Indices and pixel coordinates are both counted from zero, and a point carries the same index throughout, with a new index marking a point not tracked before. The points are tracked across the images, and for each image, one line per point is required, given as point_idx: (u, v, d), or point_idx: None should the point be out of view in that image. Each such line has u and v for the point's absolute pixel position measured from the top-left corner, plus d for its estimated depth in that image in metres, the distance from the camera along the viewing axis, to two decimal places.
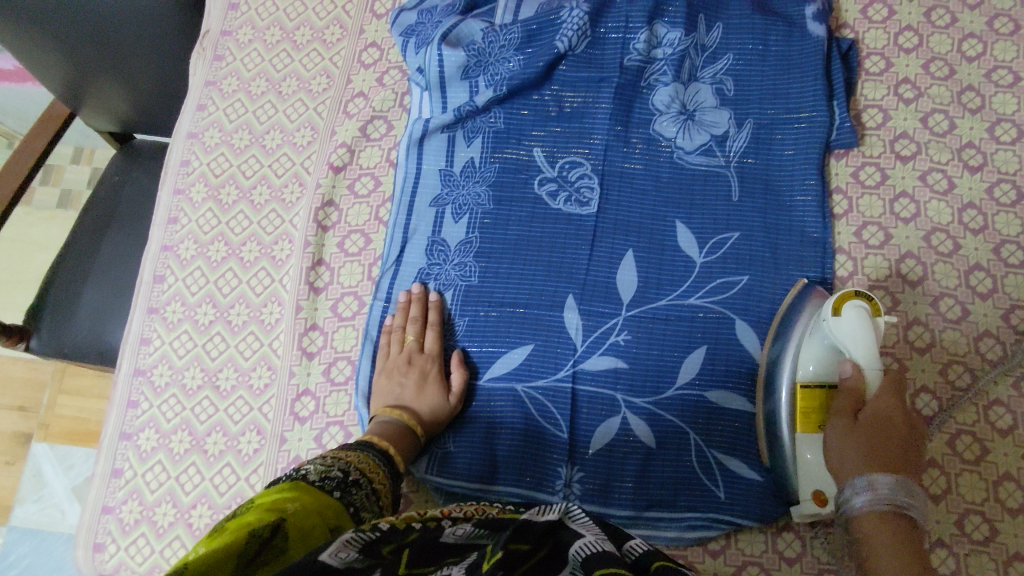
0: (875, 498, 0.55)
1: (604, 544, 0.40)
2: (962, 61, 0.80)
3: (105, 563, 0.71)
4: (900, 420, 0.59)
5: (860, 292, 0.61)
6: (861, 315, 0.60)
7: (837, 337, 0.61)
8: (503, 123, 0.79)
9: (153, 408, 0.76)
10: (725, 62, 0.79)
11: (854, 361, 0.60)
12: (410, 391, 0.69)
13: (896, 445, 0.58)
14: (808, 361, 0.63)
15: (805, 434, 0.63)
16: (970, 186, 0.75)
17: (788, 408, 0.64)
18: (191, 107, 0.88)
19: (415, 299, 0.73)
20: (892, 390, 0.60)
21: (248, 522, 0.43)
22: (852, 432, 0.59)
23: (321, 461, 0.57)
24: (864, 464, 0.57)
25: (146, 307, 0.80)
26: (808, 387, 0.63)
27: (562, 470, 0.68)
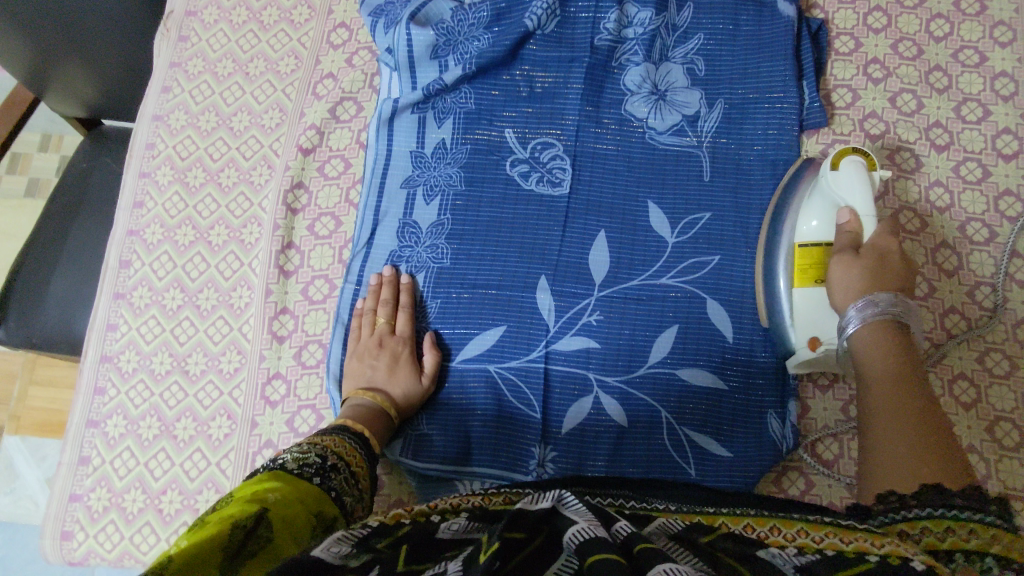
0: (871, 314, 0.56)
1: (597, 529, 0.39)
2: (930, 42, 0.80)
3: (74, 551, 0.70)
4: (897, 246, 0.61)
5: (856, 150, 0.67)
6: (857, 168, 0.65)
7: (839, 190, 0.65)
8: (474, 104, 0.78)
9: (121, 394, 0.74)
10: (695, 42, 0.79)
11: (852, 210, 0.64)
12: (382, 373, 0.69)
13: (896, 269, 0.59)
14: (811, 218, 0.67)
15: (800, 285, 0.65)
16: (937, 165, 0.76)
17: (788, 263, 0.67)
18: (156, 89, 0.86)
19: (387, 281, 0.73)
20: (892, 232, 0.62)
21: (231, 513, 0.44)
22: (855, 257, 0.61)
23: (297, 448, 0.56)
24: (860, 288, 0.58)
25: (112, 293, 0.78)
26: (807, 244, 0.66)
27: (535, 451, 0.69)
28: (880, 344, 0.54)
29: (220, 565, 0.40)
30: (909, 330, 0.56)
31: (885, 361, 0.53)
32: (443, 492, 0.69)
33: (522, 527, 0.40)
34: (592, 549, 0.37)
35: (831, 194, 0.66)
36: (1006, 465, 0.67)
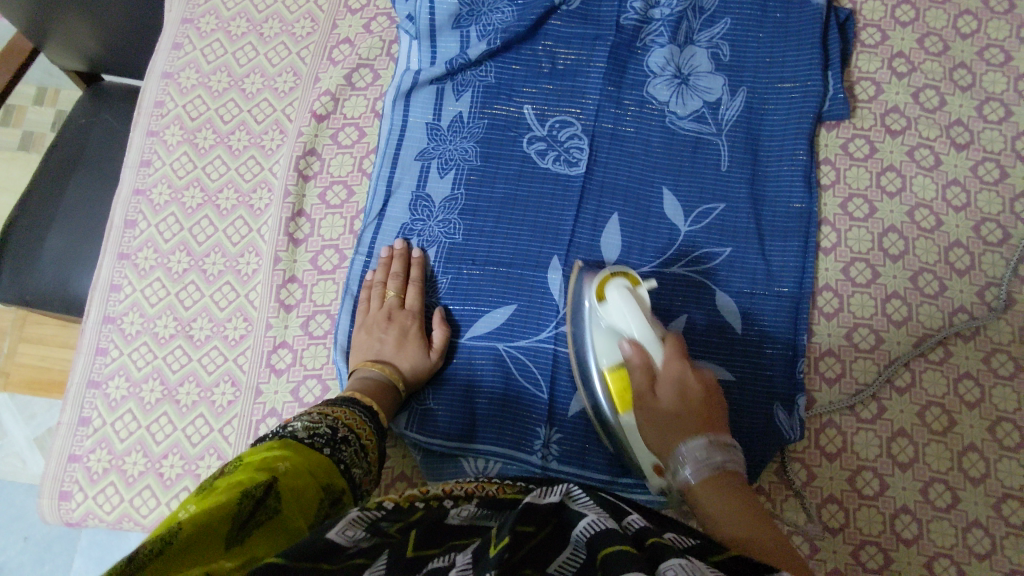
0: (701, 469, 0.54)
1: (608, 521, 0.40)
2: (956, 38, 0.80)
3: (72, 511, 0.69)
4: (695, 384, 0.59)
5: (618, 272, 0.65)
6: (624, 295, 0.62)
7: (612, 317, 0.62)
8: (494, 78, 0.77)
9: (123, 356, 0.73)
10: (722, 27, 0.78)
11: (632, 339, 0.61)
12: (390, 347, 0.68)
13: (699, 405, 0.58)
14: (607, 290, 0.63)
15: (623, 411, 0.62)
16: (955, 164, 0.76)
17: (606, 397, 0.63)
18: (166, 45, 0.84)
19: (398, 254, 0.72)
20: (678, 355, 0.60)
21: (239, 482, 0.43)
22: (656, 402, 0.58)
23: (307, 418, 0.56)
24: (663, 431, 0.57)
25: (116, 252, 0.77)
26: (614, 370, 0.62)
27: (542, 431, 0.68)
28: (711, 491, 0.53)
29: (228, 533, 0.39)
30: (735, 466, 0.55)
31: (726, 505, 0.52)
32: (447, 468, 0.69)
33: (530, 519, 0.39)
34: (606, 542, 0.37)
35: (608, 323, 0.63)
36: (1005, 464, 0.68)
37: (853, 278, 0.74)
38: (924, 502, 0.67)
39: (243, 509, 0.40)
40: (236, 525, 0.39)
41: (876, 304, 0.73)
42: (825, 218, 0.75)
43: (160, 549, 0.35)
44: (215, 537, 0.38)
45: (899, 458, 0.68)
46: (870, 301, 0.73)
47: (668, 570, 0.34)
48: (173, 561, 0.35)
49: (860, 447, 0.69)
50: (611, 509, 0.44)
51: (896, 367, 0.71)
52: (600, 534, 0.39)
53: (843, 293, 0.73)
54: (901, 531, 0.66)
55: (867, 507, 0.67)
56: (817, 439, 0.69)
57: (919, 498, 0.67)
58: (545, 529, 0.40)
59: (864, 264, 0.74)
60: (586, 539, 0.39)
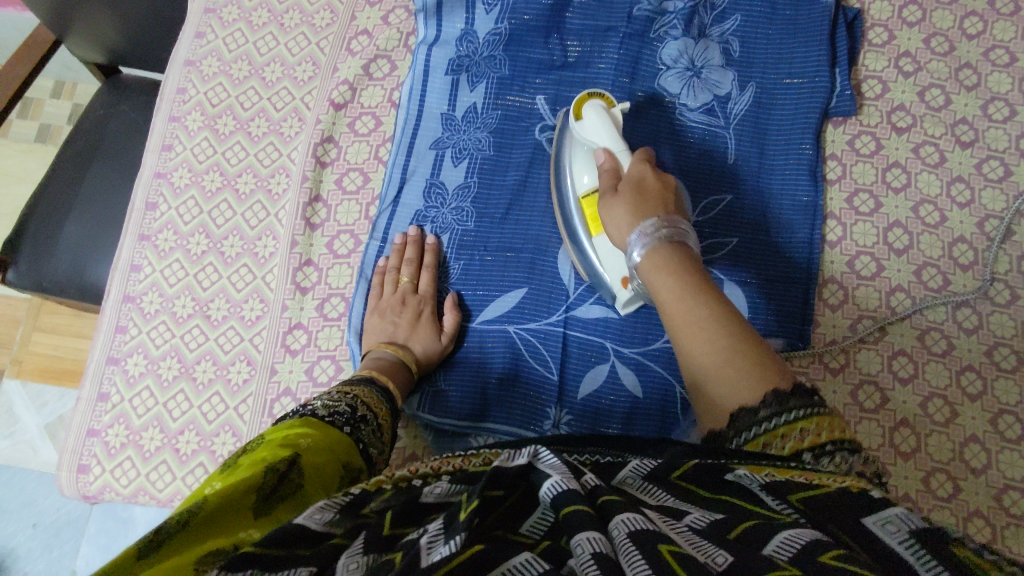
0: (651, 240, 0.55)
1: (570, 482, 0.39)
2: (962, 38, 0.81)
3: (90, 484, 0.71)
4: (654, 179, 0.61)
5: (594, 94, 0.68)
6: (600, 111, 0.66)
7: (586, 133, 0.67)
8: (508, 70, 0.78)
9: (142, 334, 0.75)
10: (732, 23, 0.79)
11: (605, 149, 0.65)
12: (404, 329, 0.69)
13: (654, 196, 0.60)
14: (583, 173, 0.68)
15: (595, 234, 0.66)
16: (960, 161, 0.77)
17: (580, 218, 0.69)
18: (189, 34, 0.86)
19: (411, 241, 0.74)
20: (643, 160, 0.63)
21: (263, 457, 0.45)
22: (616, 198, 0.61)
23: (327, 397, 0.57)
24: (631, 220, 0.58)
25: (137, 234, 0.79)
26: (588, 195, 0.67)
27: (551, 412, 0.70)
28: (663, 254, 0.54)
29: (251, 506, 0.41)
30: (687, 243, 0.56)
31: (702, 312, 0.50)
32: (458, 447, 0.70)
33: (500, 482, 0.40)
34: (564, 501, 0.37)
35: (584, 142, 0.67)
36: (1006, 456, 0.69)
37: (858, 271, 0.75)
38: (925, 491, 0.68)
39: (266, 483, 0.42)
40: (259, 498, 0.41)
41: (880, 297, 0.74)
42: (831, 211, 0.77)
43: (184, 523, 0.37)
44: (236, 512, 0.40)
45: (902, 447, 0.70)
46: (874, 293, 0.74)
47: (616, 528, 0.35)
48: (196, 533, 0.37)
49: (863, 435, 0.70)
50: (573, 465, 0.42)
51: (899, 359, 0.72)
52: (560, 498, 0.38)
53: (848, 285, 0.75)
54: None
55: None
56: None
57: (920, 487, 0.68)
58: (512, 494, 0.41)
59: (869, 258, 0.75)
60: (548, 503, 0.39)
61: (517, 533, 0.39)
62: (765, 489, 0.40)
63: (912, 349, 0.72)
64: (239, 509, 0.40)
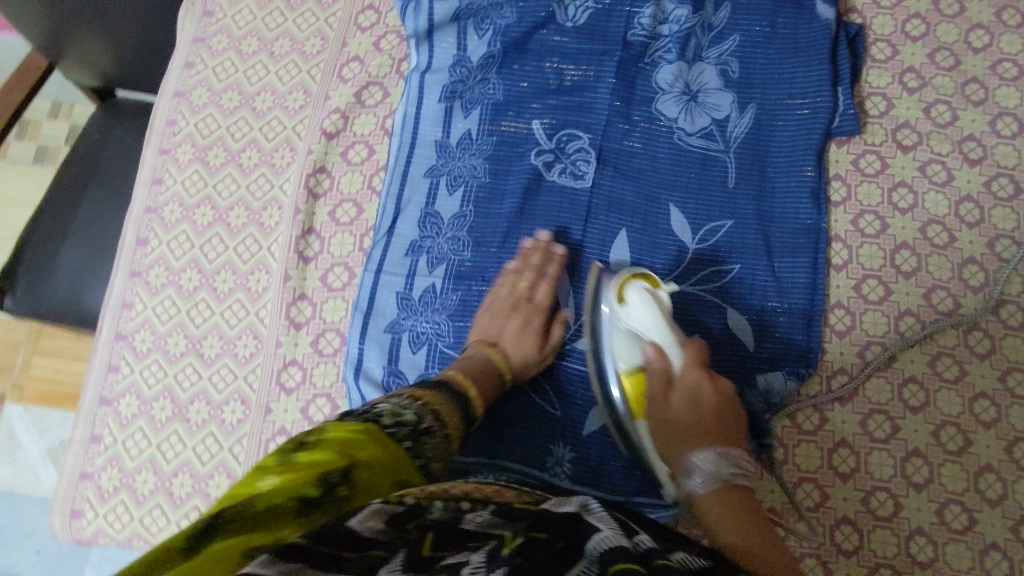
0: (710, 477, 0.58)
1: (622, 539, 0.41)
2: (968, 52, 0.79)
3: (83, 529, 0.70)
4: (709, 391, 0.61)
5: (637, 275, 0.65)
6: (644, 296, 0.63)
7: (629, 319, 0.64)
8: (502, 95, 0.77)
9: (135, 373, 0.74)
10: (730, 43, 0.78)
11: (655, 345, 0.63)
12: (508, 334, 0.68)
13: (710, 410, 0.61)
14: (624, 356, 0.64)
15: (639, 418, 0.64)
16: (968, 179, 0.75)
17: (621, 395, 0.65)
18: (178, 64, 0.84)
19: (543, 245, 0.71)
20: (698, 362, 0.62)
21: (317, 458, 0.44)
22: (670, 405, 0.62)
23: (398, 399, 0.56)
24: (694, 441, 0.60)
25: (128, 270, 0.77)
26: (631, 376, 0.64)
27: (555, 448, 0.68)
28: (722, 502, 0.57)
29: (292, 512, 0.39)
30: (743, 481, 0.58)
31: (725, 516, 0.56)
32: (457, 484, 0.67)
33: (546, 530, 0.41)
34: (613, 558, 0.37)
35: (629, 326, 0.64)
36: (1022, 486, 0.66)
37: (866, 295, 0.73)
38: (939, 524, 0.66)
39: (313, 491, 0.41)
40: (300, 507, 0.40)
41: (888, 322, 0.72)
42: (836, 234, 0.75)
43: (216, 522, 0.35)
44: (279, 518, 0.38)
45: (914, 478, 0.67)
46: (882, 319, 0.72)
47: None
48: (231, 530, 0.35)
49: (874, 467, 0.68)
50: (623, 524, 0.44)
51: (910, 386, 0.70)
52: (614, 550, 0.39)
53: (856, 310, 0.73)
54: (916, 554, 0.65)
55: (881, 528, 0.66)
56: (831, 459, 0.69)
57: (934, 520, 0.66)
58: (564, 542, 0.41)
59: (876, 281, 0.73)
60: (599, 552, 0.39)
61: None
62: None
63: (923, 375, 0.70)
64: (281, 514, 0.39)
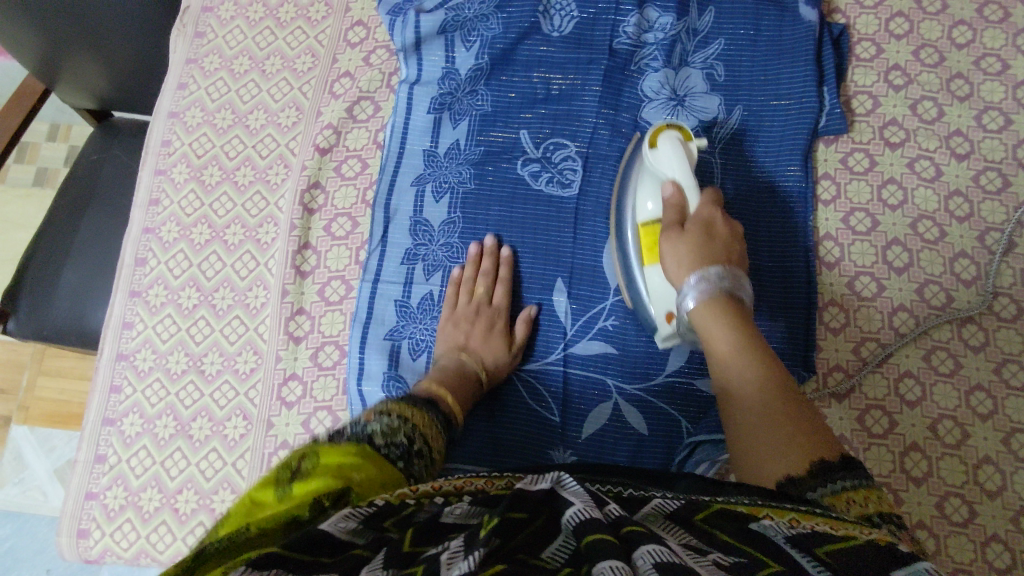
0: (704, 288, 0.58)
1: (595, 510, 0.39)
2: (952, 48, 0.80)
3: (90, 549, 0.70)
4: (723, 227, 0.62)
5: (673, 126, 0.66)
6: (674, 145, 0.64)
7: (657, 167, 0.65)
8: (490, 106, 0.78)
9: (137, 393, 0.74)
10: (716, 47, 0.78)
11: (675, 182, 0.63)
12: (477, 338, 0.69)
13: (720, 244, 0.61)
14: (647, 201, 0.66)
15: (649, 263, 0.66)
16: (957, 174, 0.76)
17: (637, 245, 0.68)
18: (172, 85, 0.85)
19: (487, 252, 0.73)
20: (704, 239, 0.61)
21: (309, 488, 0.42)
22: (682, 235, 0.61)
23: (387, 419, 0.53)
24: (689, 264, 0.60)
25: (128, 290, 0.78)
26: (648, 223, 0.66)
27: (555, 454, 0.69)
28: (717, 305, 0.57)
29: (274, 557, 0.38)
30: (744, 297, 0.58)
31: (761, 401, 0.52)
32: None
33: (523, 508, 0.40)
34: (589, 529, 0.37)
35: (655, 170, 0.65)
36: (1021, 476, 0.67)
37: (859, 292, 0.73)
38: (940, 517, 0.66)
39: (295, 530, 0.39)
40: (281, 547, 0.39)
41: (882, 318, 0.72)
42: (827, 232, 0.75)
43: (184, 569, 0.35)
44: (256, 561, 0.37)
45: (913, 473, 0.68)
46: (876, 315, 0.73)
47: (640, 559, 0.35)
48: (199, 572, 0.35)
49: (872, 462, 0.68)
50: (595, 494, 0.42)
51: (906, 381, 0.70)
52: (588, 522, 0.38)
53: (849, 307, 0.73)
54: (918, 548, 0.65)
55: None
56: None
57: (934, 514, 0.66)
58: (535, 520, 0.40)
59: (869, 278, 0.74)
60: (574, 526, 0.39)
61: (539, 559, 0.37)
62: (791, 540, 0.39)
63: (918, 369, 0.71)
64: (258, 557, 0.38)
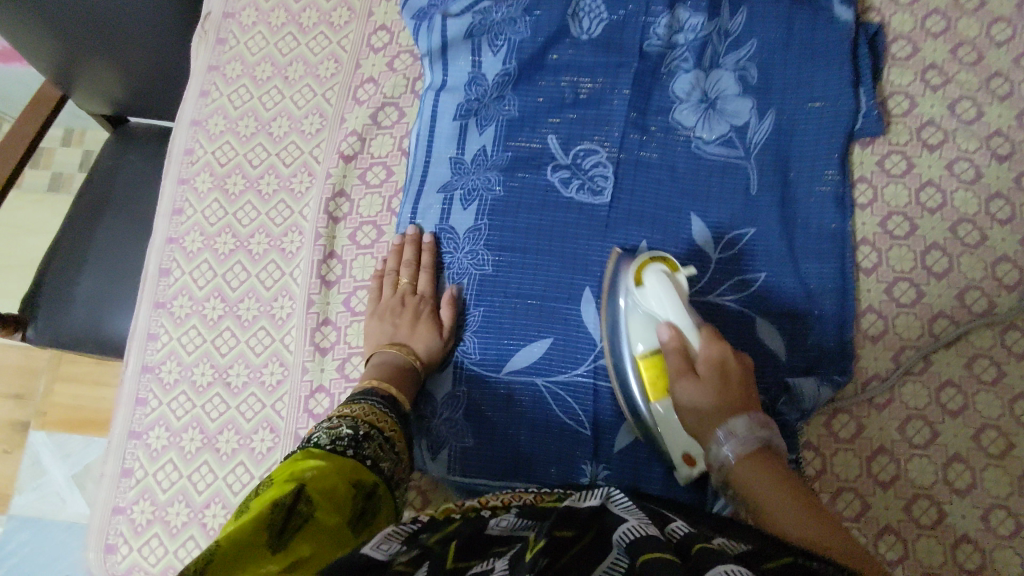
0: (738, 445, 0.55)
1: (649, 527, 0.39)
2: (991, 46, 0.77)
3: (118, 564, 0.70)
4: (734, 364, 0.60)
5: (656, 258, 0.65)
6: (660, 279, 0.62)
7: (647, 306, 0.63)
8: (517, 111, 0.76)
9: (163, 406, 0.74)
10: (748, 49, 0.77)
11: (670, 324, 0.62)
12: (404, 329, 0.69)
13: (735, 386, 0.59)
14: (640, 338, 0.64)
15: (658, 399, 0.63)
16: (997, 176, 0.73)
17: (638, 380, 0.64)
18: (194, 93, 0.85)
19: (410, 240, 0.74)
20: (719, 356, 0.60)
21: (269, 498, 0.45)
22: (695, 381, 0.59)
23: (327, 424, 0.57)
24: (711, 416, 0.58)
25: (152, 302, 0.77)
26: (648, 360, 0.64)
27: (587, 468, 0.67)
28: (750, 467, 0.54)
29: (267, 543, 0.41)
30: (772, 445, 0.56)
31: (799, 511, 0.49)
32: None
33: (569, 525, 0.39)
34: (644, 547, 0.36)
35: (646, 309, 0.63)
36: None
37: (897, 298, 0.72)
38: (985, 530, 0.64)
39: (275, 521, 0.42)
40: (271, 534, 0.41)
41: (922, 325, 0.71)
42: (864, 238, 0.73)
43: (202, 568, 0.36)
44: (253, 552, 0.40)
45: (957, 484, 0.66)
46: (916, 322, 0.71)
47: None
48: None
49: (914, 473, 0.67)
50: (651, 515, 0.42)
51: (948, 389, 0.69)
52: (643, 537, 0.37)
53: (888, 314, 0.71)
54: (965, 563, 0.64)
55: (927, 537, 0.65)
56: (870, 467, 0.67)
57: (980, 526, 0.65)
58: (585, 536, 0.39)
59: (908, 284, 0.72)
60: (626, 543, 0.38)
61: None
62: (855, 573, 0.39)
63: (960, 378, 0.69)
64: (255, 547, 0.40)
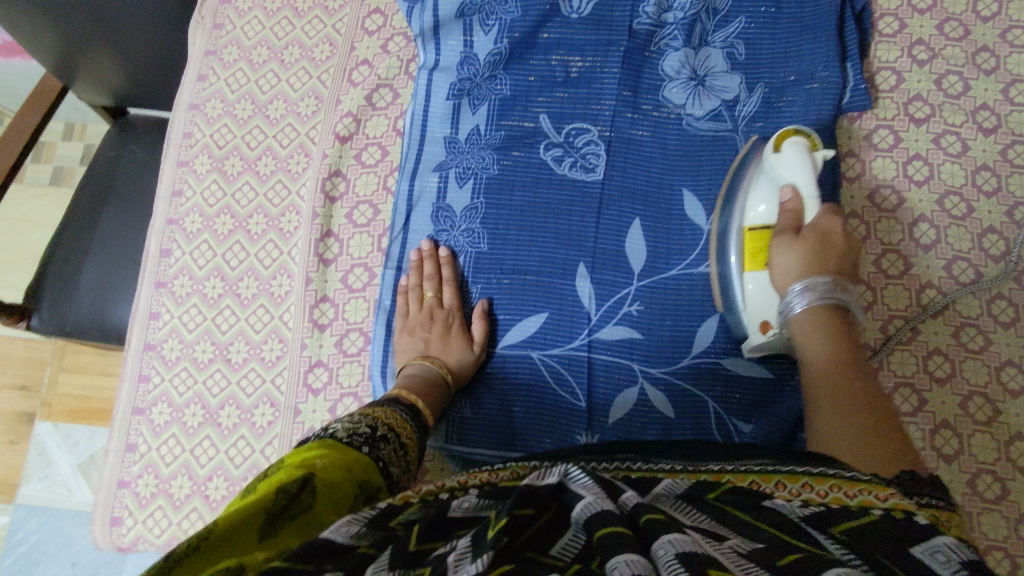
0: (813, 300, 0.56)
1: (602, 500, 0.39)
2: (977, 21, 0.78)
3: (124, 536, 0.72)
4: (838, 235, 0.60)
5: (800, 132, 0.65)
6: (799, 150, 0.62)
7: (780, 169, 0.63)
8: (509, 90, 0.77)
9: (165, 382, 0.75)
10: (736, 26, 0.78)
11: (794, 187, 0.62)
12: (437, 343, 0.69)
13: (835, 251, 0.59)
14: (760, 203, 0.64)
15: (751, 270, 0.63)
16: (984, 149, 0.74)
17: (739, 250, 0.65)
18: (192, 78, 0.86)
19: (427, 255, 0.73)
20: (833, 212, 0.61)
21: (277, 478, 0.44)
22: (796, 240, 0.59)
23: (347, 417, 0.56)
24: (797, 271, 0.58)
25: (153, 281, 0.79)
26: (755, 226, 0.64)
27: (582, 439, 0.69)
28: (822, 353, 0.55)
29: (264, 524, 0.40)
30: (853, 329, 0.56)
31: (832, 394, 0.52)
32: None
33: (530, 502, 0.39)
34: (600, 522, 0.37)
35: (774, 174, 0.64)
36: None
37: (885, 270, 0.73)
38: (971, 494, 0.66)
39: (278, 502, 0.42)
40: (271, 516, 0.41)
41: (909, 296, 0.72)
42: (852, 211, 0.75)
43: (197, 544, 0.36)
44: (250, 528, 0.39)
45: (945, 451, 0.67)
46: (903, 292, 0.72)
47: (660, 549, 0.34)
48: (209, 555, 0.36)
49: None
50: (608, 484, 0.41)
51: (934, 358, 0.70)
52: (597, 515, 0.37)
53: (876, 286, 0.72)
54: None
55: None
56: None
57: (967, 491, 0.66)
58: (544, 513, 0.40)
59: (895, 255, 0.73)
60: (582, 521, 0.38)
61: (548, 554, 0.37)
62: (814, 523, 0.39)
63: (947, 347, 0.70)
64: (255, 523, 0.40)
